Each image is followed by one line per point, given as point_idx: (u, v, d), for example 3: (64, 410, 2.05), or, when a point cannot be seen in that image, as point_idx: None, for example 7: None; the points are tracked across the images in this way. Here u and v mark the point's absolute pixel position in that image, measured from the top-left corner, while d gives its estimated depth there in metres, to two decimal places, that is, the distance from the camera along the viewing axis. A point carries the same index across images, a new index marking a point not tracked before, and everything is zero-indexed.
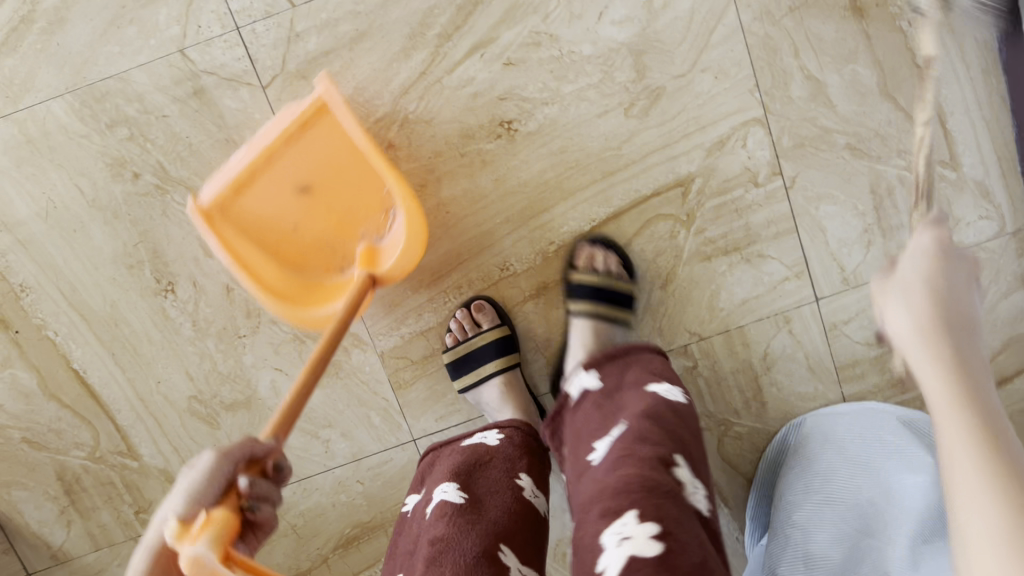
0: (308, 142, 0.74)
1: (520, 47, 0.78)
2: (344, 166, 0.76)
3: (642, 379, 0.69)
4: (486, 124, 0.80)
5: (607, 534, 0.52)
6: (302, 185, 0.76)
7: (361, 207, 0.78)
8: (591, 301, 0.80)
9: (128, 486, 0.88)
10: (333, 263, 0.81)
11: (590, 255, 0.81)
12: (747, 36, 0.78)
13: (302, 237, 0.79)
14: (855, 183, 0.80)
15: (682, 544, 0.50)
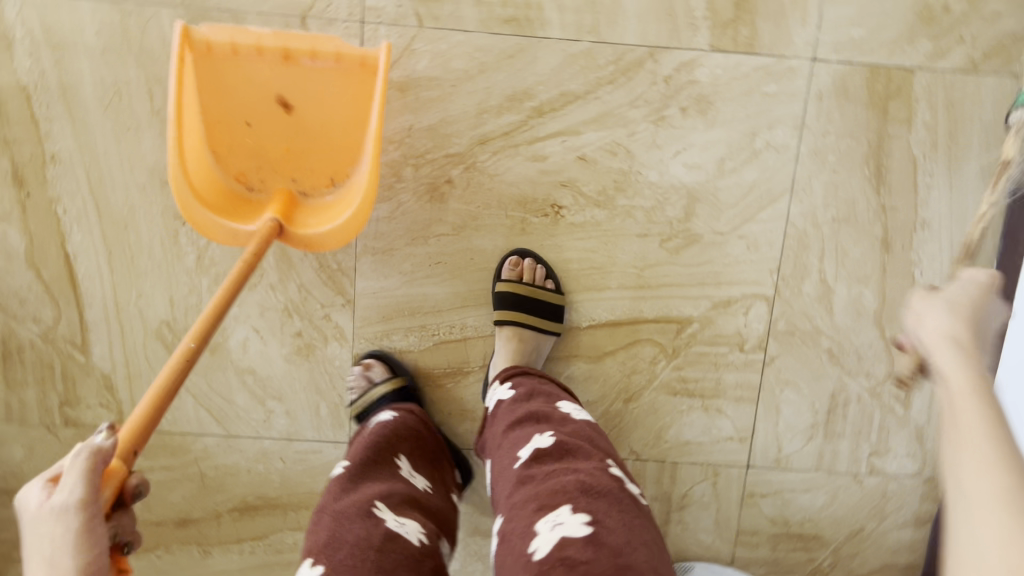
0: (323, 76, 0.78)
1: (598, 149, 0.83)
2: (329, 120, 0.80)
3: (553, 397, 0.83)
4: (539, 201, 0.85)
5: (542, 522, 0.68)
6: (281, 99, 0.78)
7: (314, 155, 0.82)
8: (515, 311, 0.85)
9: (64, 376, 0.89)
10: (247, 178, 0.81)
11: (517, 267, 0.86)
12: (789, 225, 0.86)
13: (245, 135, 0.80)
14: (820, 384, 0.90)
15: (607, 528, 0.66)
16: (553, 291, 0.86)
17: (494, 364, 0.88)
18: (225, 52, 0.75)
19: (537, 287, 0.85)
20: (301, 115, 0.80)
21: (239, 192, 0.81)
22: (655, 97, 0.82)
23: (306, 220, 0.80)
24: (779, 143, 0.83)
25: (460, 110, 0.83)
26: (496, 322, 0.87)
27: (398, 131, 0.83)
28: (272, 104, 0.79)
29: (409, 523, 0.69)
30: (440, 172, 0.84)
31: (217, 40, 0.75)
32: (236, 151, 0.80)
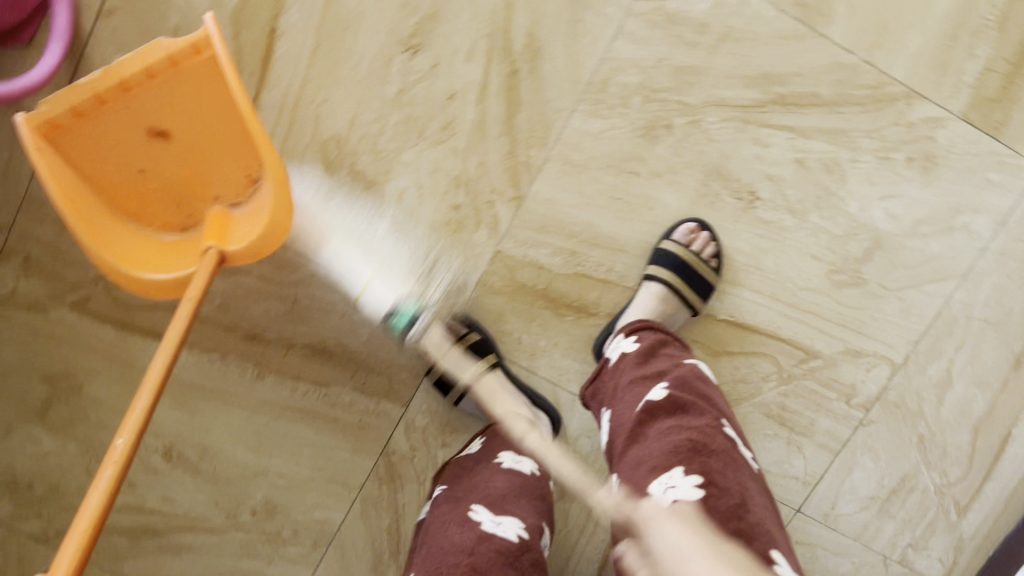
0: (175, 87, 0.71)
1: (818, 159, 0.83)
2: (211, 127, 0.74)
3: (674, 350, 0.79)
4: (741, 183, 0.84)
5: (655, 481, 0.66)
6: (155, 130, 0.73)
7: (221, 158, 0.76)
8: (673, 273, 0.83)
9: None
10: (175, 221, 0.77)
11: (692, 234, 0.84)
12: (944, 308, 0.87)
13: (146, 183, 0.75)
14: (897, 462, 0.92)
15: (721, 489, 0.64)
16: (712, 271, 0.84)
17: (626, 314, 0.85)
18: (68, 117, 0.69)
19: (702, 261, 0.83)
20: (182, 136, 0.74)
21: (178, 237, 0.76)
22: (892, 137, 0.83)
23: (245, 225, 0.73)
24: (975, 230, 0.85)
25: (714, 67, 0.81)
26: (646, 275, 0.85)
27: (650, 58, 0.81)
28: (148, 142, 0.74)
29: (507, 521, 0.71)
30: (664, 114, 0.82)
31: (57, 110, 0.68)
32: (148, 204, 0.76)
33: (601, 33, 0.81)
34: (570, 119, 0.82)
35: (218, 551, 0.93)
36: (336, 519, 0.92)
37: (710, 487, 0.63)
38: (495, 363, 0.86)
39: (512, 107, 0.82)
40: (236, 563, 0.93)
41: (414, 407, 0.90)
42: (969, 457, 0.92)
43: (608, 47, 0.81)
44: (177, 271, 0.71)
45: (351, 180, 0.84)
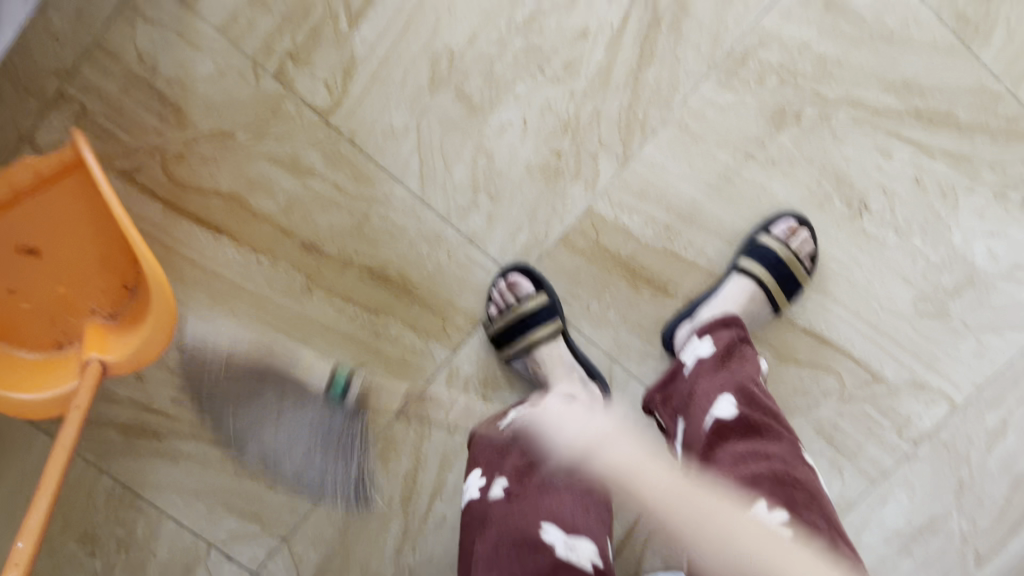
0: (45, 201, 0.66)
1: (938, 182, 0.80)
2: (85, 241, 0.68)
3: (749, 360, 0.72)
4: (854, 189, 0.80)
5: (734, 518, 0.57)
6: (25, 248, 0.66)
7: (94, 272, 0.69)
8: (768, 270, 0.78)
9: (313, 30, 0.76)
10: (49, 337, 0.69)
11: (791, 231, 0.79)
12: (1016, 357, 0.86)
13: (18, 305, 0.68)
14: (932, 504, 0.89)
15: (808, 530, 0.54)
16: (805, 273, 0.81)
17: (711, 303, 0.80)
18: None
19: (798, 261, 0.79)
20: (53, 253, 0.67)
21: (54, 357, 0.69)
22: (1013, 175, 0.80)
23: (128, 335, 0.68)
24: None
25: (858, 64, 0.78)
26: (740, 267, 0.80)
27: (797, 41, 0.77)
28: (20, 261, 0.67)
29: (580, 549, 0.60)
30: (796, 102, 0.78)
31: None
32: (17, 326, 0.68)
33: (754, 4, 0.77)
34: (699, 86, 0.78)
35: (217, 466, 0.85)
36: None
37: (797, 523, 0.54)
38: (560, 331, 0.80)
39: (642, 60, 0.77)
40: (234, 484, 0.86)
41: (462, 354, 0.84)
42: (1001, 511, 0.90)
43: (757, 20, 0.77)
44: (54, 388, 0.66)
45: (456, 100, 0.78)
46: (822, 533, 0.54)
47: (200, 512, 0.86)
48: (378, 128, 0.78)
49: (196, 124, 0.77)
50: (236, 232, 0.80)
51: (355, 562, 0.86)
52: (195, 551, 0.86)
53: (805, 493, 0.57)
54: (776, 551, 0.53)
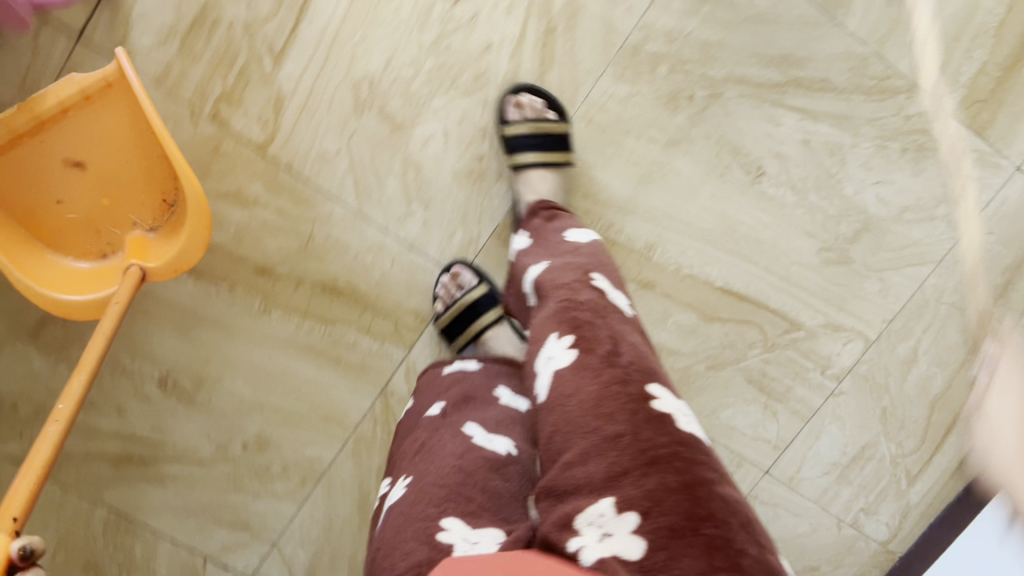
0: (88, 116, 0.74)
1: (823, 141, 0.89)
2: (125, 155, 0.75)
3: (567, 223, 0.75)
4: (750, 157, 0.89)
5: (539, 356, 0.59)
6: (72, 160, 0.75)
7: (133, 187, 0.77)
8: (538, 149, 0.83)
9: (239, 73, 0.82)
10: (94, 248, 0.78)
11: (517, 106, 0.84)
12: (918, 291, 0.94)
13: (64, 213, 0.76)
14: (860, 432, 0.98)
15: (594, 338, 0.56)
16: (557, 120, 0.85)
17: (525, 200, 0.84)
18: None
19: (545, 121, 0.83)
20: (97, 165, 0.75)
21: (102, 266, 0.78)
22: (890, 127, 0.89)
23: (166, 246, 0.76)
24: (954, 220, 0.92)
25: (738, 45, 0.85)
26: (517, 167, 0.85)
27: (682, 30, 0.85)
28: (68, 169, 0.75)
29: (499, 440, 0.63)
30: (688, 86, 0.86)
31: None
32: (68, 233, 0.77)
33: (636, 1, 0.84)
34: (598, 82, 0.86)
35: (204, 483, 0.92)
36: (327, 457, 0.92)
37: (582, 342, 0.56)
38: (504, 315, 0.88)
39: (544, 64, 0.85)
40: (220, 497, 0.92)
41: (415, 351, 0.91)
42: (923, 430, 0.99)
43: (643, 16, 0.84)
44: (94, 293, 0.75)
45: (380, 121, 0.85)
46: (603, 343, 0.55)
47: (191, 529, 0.92)
48: (312, 154, 0.85)
49: None
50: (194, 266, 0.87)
51: (342, 556, 0.93)
52: (192, 565, 0.92)
53: (596, 313, 0.59)
54: (568, 377, 0.55)
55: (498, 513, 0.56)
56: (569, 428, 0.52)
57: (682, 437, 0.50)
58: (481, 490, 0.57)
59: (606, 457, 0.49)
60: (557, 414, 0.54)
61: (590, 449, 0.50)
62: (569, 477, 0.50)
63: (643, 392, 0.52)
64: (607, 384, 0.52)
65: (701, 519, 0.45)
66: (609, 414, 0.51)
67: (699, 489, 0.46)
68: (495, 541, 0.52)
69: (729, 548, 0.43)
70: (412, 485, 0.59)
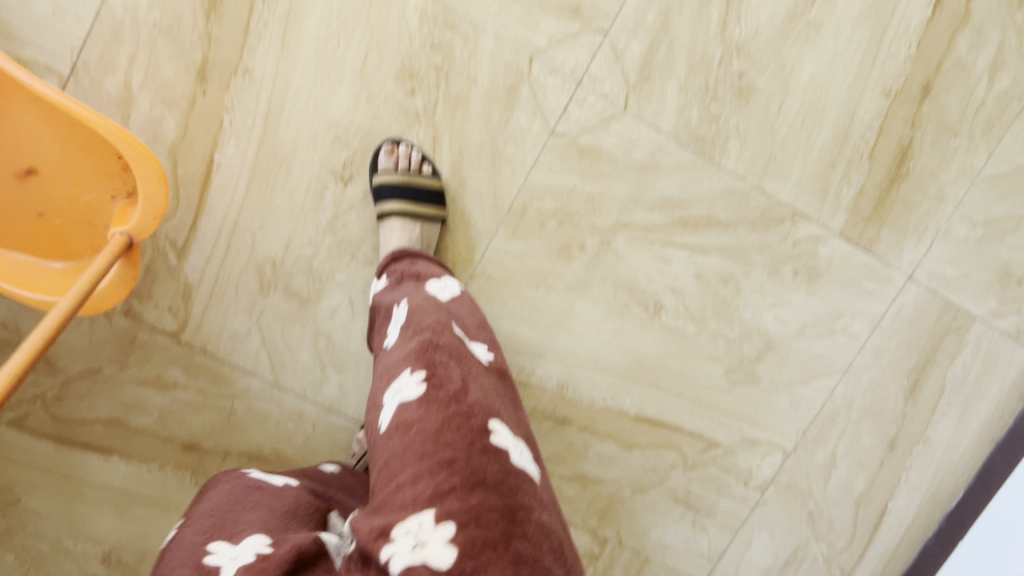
0: (13, 129, 0.76)
1: (716, 273, 0.92)
2: (67, 142, 0.77)
3: (426, 274, 0.79)
4: (647, 295, 0.92)
5: (390, 394, 0.63)
6: (30, 169, 0.78)
7: (90, 165, 0.78)
8: (403, 200, 0.83)
9: (147, 270, 0.87)
10: (95, 238, 0.81)
11: (393, 156, 0.84)
12: (827, 400, 0.97)
13: (52, 221, 0.80)
14: (791, 538, 1.00)
15: (445, 377, 0.61)
16: (428, 177, 0.85)
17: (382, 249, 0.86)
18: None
19: (415, 173, 0.84)
20: (51, 164, 0.78)
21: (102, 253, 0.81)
22: (780, 253, 0.92)
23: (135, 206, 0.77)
24: (853, 331, 0.95)
25: (621, 194, 0.89)
26: (379, 214, 0.86)
27: (564, 187, 0.88)
28: (33, 179, 0.78)
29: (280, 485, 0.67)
30: (578, 236, 0.90)
31: None
32: (67, 237, 0.81)
33: (519, 165, 0.87)
34: (492, 240, 0.89)
35: None
36: None
37: (434, 380, 0.61)
38: None
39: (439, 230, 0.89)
40: None
41: None
42: (852, 529, 1.01)
43: (526, 178, 0.88)
44: None
45: (287, 299, 0.89)
46: (456, 382, 0.60)
47: None
48: (225, 335, 0.89)
49: (66, 368, 0.89)
50: (124, 449, 0.91)
51: None
52: None
53: (452, 356, 0.64)
54: (412, 408, 0.59)
55: (268, 527, 0.58)
56: (405, 453, 0.56)
57: (513, 468, 0.55)
58: (259, 510, 0.60)
59: (437, 477, 0.53)
60: (396, 440, 0.58)
61: (422, 471, 0.53)
62: (398, 497, 0.53)
63: (483, 425, 0.57)
64: (450, 416, 0.57)
65: (515, 537, 0.50)
66: (446, 440, 0.55)
67: (518, 513, 0.51)
68: (261, 551, 0.53)
69: (535, 564, 0.49)
70: (186, 522, 0.60)
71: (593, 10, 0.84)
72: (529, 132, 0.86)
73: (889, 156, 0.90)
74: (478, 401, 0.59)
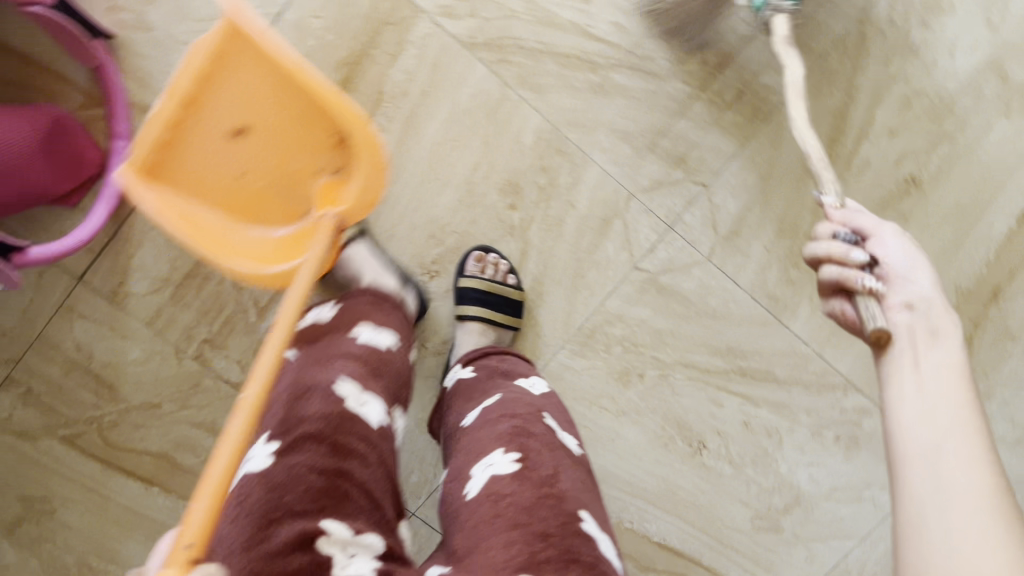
0: (231, 82, 0.60)
1: (764, 425, 0.94)
2: (287, 104, 0.63)
3: (512, 368, 0.79)
4: (693, 432, 0.94)
5: (478, 465, 0.62)
6: (239, 127, 0.63)
7: (304, 132, 0.65)
8: (483, 307, 0.86)
9: (226, 319, 0.90)
10: (293, 207, 0.70)
11: (481, 263, 0.87)
12: (841, 560, 0.95)
13: (251, 185, 0.66)
14: None
15: (537, 462, 0.61)
16: (511, 289, 0.88)
17: (455, 350, 0.89)
18: (155, 161, 0.60)
19: (499, 282, 0.87)
20: (265, 123, 0.64)
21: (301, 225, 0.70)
22: (827, 418, 0.94)
23: (349, 185, 0.67)
24: (880, 501, 0.95)
25: (688, 334, 0.92)
26: (458, 315, 0.88)
27: (635, 317, 0.91)
28: (239, 138, 0.63)
29: (370, 402, 0.63)
30: (638, 365, 0.92)
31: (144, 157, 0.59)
32: (261, 201, 0.68)
33: (598, 290, 0.90)
34: (556, 354, 0.92)
35: None
36: None
37: (525, 459, 0.60)
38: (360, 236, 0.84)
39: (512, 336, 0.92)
40: None
41: None
42: None
43: (601, 303, 0.91)
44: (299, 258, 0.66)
45: None
46: (546, 467, 0.60)
47: None
48: None
49: (127, 398, 0.91)
50: (164, 482, 0.92)
51: None
52: None
53: (543, 444, 0.63)
54: (505, 481, 0.59)
55: (367, 503, 0.55)
56: (496, 522, 0.56)
57: (601, 556, 0.56)
58: (362, 463, 0.57)
59: (531, 548, 0.53)
60: (486, 508, 0.58)
61: (515, 538, 0.54)
62: (490, 559, 0.53)
63: (574, 510, 0.58)
64: (543, 494, 0.57)
65: None
66: (542, 515, 0.55)
67: None
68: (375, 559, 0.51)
69: None
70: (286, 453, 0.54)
71: (698, 162, 0.88)
72: (614, 260, 0.89)
73: None
74: (567, 487, 0.60)
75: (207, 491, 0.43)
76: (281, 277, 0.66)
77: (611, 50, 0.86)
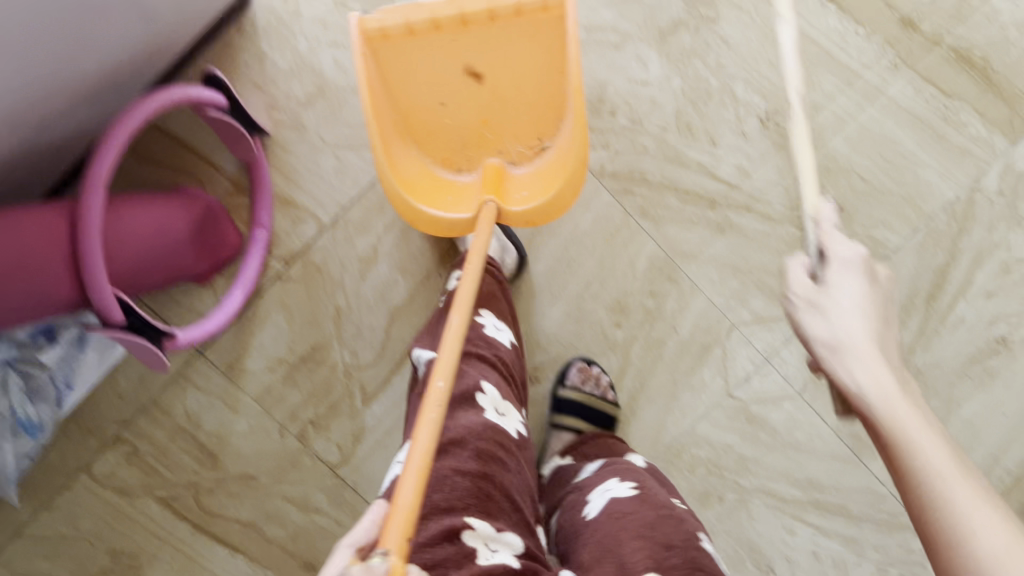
0: (503, 34, 0.73)
1: (833, 557, 0.93)
2: (522, 90, 0.77)
3: (613, 444, 0.84)
4: (764, 555, 0.93)
5: (595, 498, 0.70)
6: (473, 71, 0.76)
7: (516, 117, 0.79)
8: (580, 417, 0.88)
9: (332, 403, 0.93)
10: (454, 159, 0.81)
11: (583, 375, 0.90)
12: None
13: (441, 115, 0.79)
14: None
15: (652, 492, 0.69)
16: (609, 403, 0.90)
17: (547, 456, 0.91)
18: (401, 33, 0.72)
19: (599, 397, 0.89)
20: (493, 83, 0.77)
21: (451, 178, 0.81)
22: (891, 554, 0.93)
23: (520, 190, 0.79)
24: None
25: (771, 464, 0.93)
26: (555, 421, 0.91)
27: (723, 443, 0.93)
28: (471, 79, 0.76)
29: (505, 413, 0.72)
30: (717, 488, 0.93)
31: (391, 23, 0.71)
32: (436, 136, 0.80)
33: (690, 412, 0.92)
34: None
35: None
36: None
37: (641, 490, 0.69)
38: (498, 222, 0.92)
39: None
40: None
41: None
42: None
43: (692, 425, 0.93)
44: (448, 211, 0.78)
45: None
46: (661, 498, 0.68)
47: None
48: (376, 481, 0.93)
49: (227, 469, 0.93)
50: (249, 551, 0.93)
51: None
52: None
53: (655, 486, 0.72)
54: (626, 503, 0.67)
55: (509, 511, 0.64)
56: (622, 532, 0.63)
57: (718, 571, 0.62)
58: (503, 471, 0.66)
59: (658, 551, 0.60)
60: (611, 524, 0.65)
61: (644, 542, 0.61)
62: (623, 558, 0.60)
63: (692, 530, 0.65)
64: (663, 513, 0.65)
65: None
66: (664, 528, 0.63)
67: None
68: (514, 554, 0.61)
69: None
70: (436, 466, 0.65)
71: None
72: (708, 386, 0.92)
73: (1022, 501, 0.91)
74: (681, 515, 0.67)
75: (409, 481, 0.52)
76: (418, 217, 0.77)
77: (730, 190, 0.92)
